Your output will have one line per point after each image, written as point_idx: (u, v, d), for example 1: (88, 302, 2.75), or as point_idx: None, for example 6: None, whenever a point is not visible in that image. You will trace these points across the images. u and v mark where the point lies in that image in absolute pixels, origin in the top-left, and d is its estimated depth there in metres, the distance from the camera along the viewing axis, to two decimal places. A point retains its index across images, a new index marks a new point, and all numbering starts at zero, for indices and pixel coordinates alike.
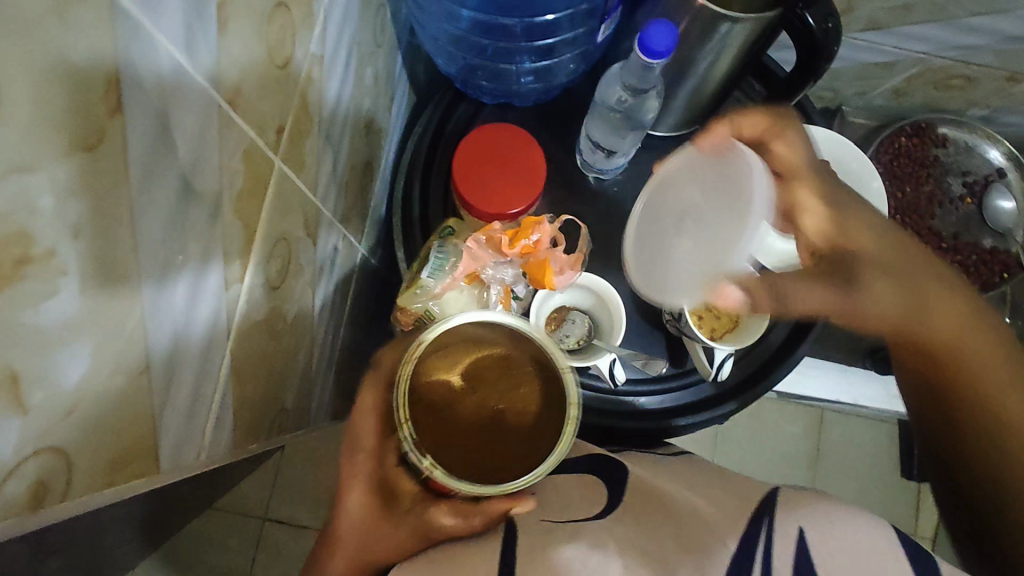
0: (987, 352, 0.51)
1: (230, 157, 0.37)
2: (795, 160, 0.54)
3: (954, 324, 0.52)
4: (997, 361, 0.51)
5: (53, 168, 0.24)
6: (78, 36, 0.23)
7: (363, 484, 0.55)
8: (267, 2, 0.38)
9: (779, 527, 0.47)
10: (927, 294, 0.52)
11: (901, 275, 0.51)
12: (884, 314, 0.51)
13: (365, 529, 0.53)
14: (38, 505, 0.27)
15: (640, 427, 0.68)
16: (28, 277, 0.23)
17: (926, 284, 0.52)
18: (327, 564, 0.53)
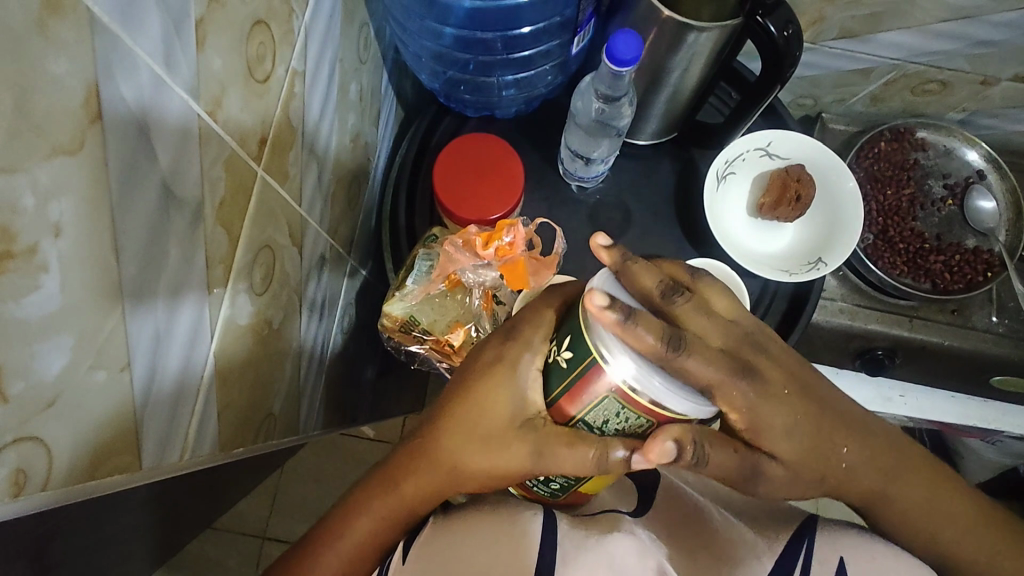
0: (882, 462, 0.51)
1: (211, 165, 0.39)
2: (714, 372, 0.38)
3: (861, 455, 0.50)
4: (890, 457, 0.52)
5: (36, 170, 0.25)
6: (60, 53, 0.26)
7: (490, 396, 0.46)
8: (245, 20, 0.40)
9: (818, 553, 0.50)
10: (848, 469, 0.50)
11: (810, 434, 0.46)
12: (817, 471, 0.48)
13: (465, 450, 0.47)
14: (19, 492, 0.28)
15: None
16: (12, 271, 0.25)
17: (832, 431, 0.48)
18: (414, 469, 0.49)
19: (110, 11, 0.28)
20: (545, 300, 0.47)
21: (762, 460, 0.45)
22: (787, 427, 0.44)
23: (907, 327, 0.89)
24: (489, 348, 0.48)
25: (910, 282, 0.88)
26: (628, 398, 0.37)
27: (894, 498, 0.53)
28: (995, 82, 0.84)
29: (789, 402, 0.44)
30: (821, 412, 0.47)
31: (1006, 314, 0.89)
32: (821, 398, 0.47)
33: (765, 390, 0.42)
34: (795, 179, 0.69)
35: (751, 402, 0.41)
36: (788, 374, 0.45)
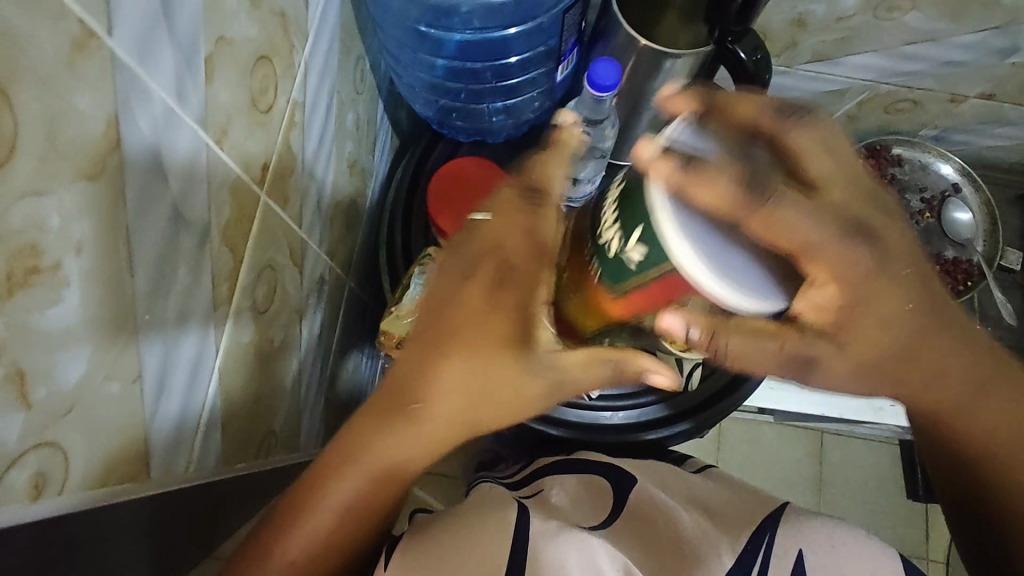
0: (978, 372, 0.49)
1: (217, 190, 0.42)
2: (807, 233, 0.35)
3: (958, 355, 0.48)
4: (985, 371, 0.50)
5: (61, 194, 0.28)
6: (85, 87, 0.28)
7: (490, 338, 0.45)
8: (249, 56, 0.43)
9: (779, 546, 0.53)
10: (934, 372, 0.48)
11: (910, 322, 0.43)
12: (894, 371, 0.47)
13: (470, 403, 0.48)
14: (38, 495, 0.30)
15: (625, 446, 0.71)
16: (36, 286, 0.27)
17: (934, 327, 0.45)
18: (411, 432, 0.48)
19: (129, 51, 0.31)
20: (541, 215, 0.44)
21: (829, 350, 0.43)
22: (883, 313, 0.41)
23: None
24: (478, 281, 0.45)
25: None
26: (681, 290, 0.33)
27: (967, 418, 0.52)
28: (963, 100, 0.88)
29: (906, 297, 0.42)
30: (938, 303, 0.44)
31: (988, 322, 0.93)
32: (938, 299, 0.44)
33: (880, 264, 0.39)
34: None
35: (872, 276, 0.39)
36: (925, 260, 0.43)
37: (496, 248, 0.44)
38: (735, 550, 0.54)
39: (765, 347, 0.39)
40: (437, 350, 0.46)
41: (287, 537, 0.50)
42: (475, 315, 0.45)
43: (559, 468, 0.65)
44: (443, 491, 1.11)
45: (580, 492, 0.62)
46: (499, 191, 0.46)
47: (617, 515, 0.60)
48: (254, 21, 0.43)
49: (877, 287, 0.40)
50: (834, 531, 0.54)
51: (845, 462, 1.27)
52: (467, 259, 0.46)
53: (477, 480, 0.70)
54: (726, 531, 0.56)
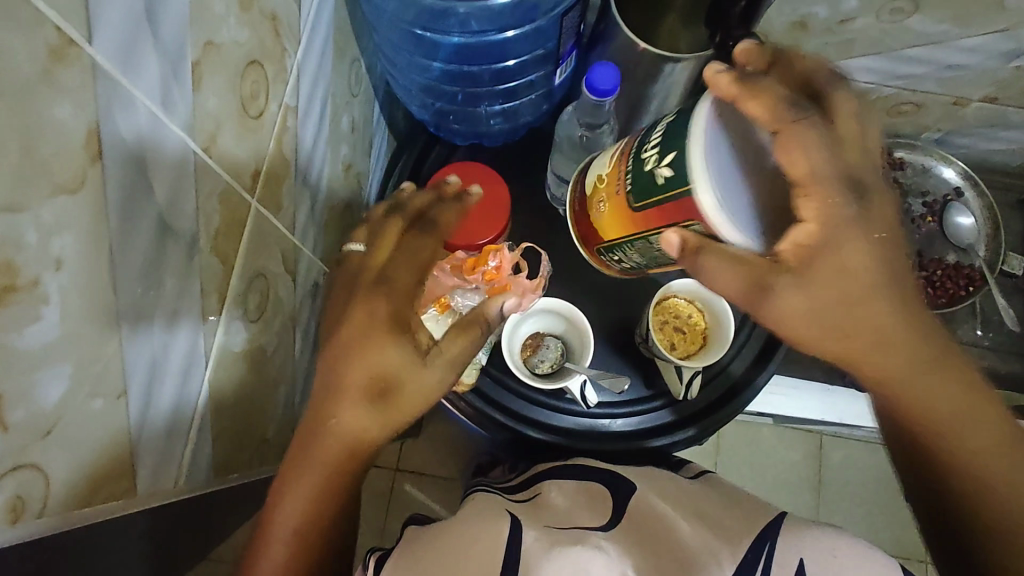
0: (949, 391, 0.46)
1: (207, 199, 0.41)
2: (805, 177, 0.40)
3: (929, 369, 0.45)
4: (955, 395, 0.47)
5: (39, 208, 0.27)
6: (65, 97, 0.27)
7: (364, 334, 0.46)
8: (239, 60, 0.42)
9: (778, 556, 0.51)
10: (901, 366, 0.45)
11: (863, 313, 0.42)
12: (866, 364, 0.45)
13: (363, 402, 0.46)
14: (16, 519, 0.29)
15: (616, 453, 0.69)
16: (13, 304, 0.26)
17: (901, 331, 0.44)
18: (317, 443, 0.47)
19: (111, 59, 0.30)
20: (416, 236, 0.51)
21: (788, 298, 0.41)
22: (846, 278, 0.41)
23: None
24: (360, 298, 0.47)
25: None
26: (691, 209, 0.43)
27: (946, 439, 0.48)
28: (967, 103, 0.87)
29: (868, 258, 0.42)
30: (899, 276, 0.43)
31: (990, 327, 0.92)
32: (898, 277, 0.43)
33: (868, 221, 0.42)
34: None
35: (851, 228, 0.41)
36: (885, 229, 0.43)
37: (382, 266, 0.49)
38: (738, 556, 0.51)
39: (733, 270, 0.41)
40: (331, 359, 0.47)
41: (255, 564, 0.49)
42: (357, 315, 0.46)
43: (559, 474, 0.64)
44: (441, 494, 1.10)
45: (580, 496, 0.60)
46: (382, 225, 0.52)
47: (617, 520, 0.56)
48: (243, 25, 0.42)
49: (857, 248, 0.41)
50: (830, 536, 0.52)
51: (844, 464, 1.27)
52: (351, 279, 0.50)
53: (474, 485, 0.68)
54: (727, 538, 0.53)
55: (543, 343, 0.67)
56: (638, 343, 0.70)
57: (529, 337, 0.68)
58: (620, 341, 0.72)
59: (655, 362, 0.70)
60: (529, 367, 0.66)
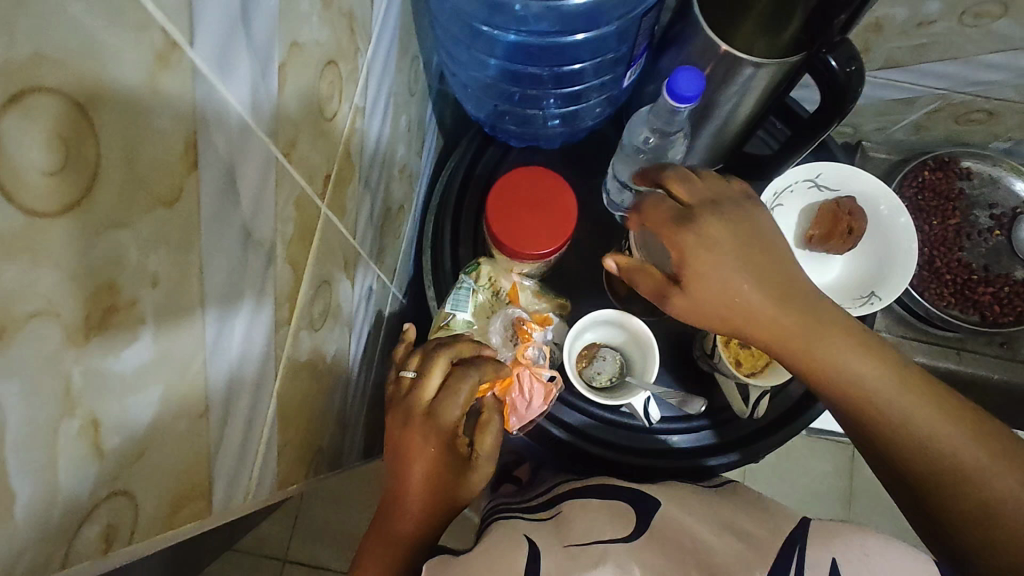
0: (891, 381, 0.49)
1: (283, 206, 0.39)
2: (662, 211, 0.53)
3: (864, 360, 0.50)
4: (896, 380, 0.50)
5: (140, 224, 0.25)
6: (165, 103, 0.25)
7: (427, 452, 0.56)
8: (319, 61, 0.40)
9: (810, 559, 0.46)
10: (814, 342, 0.50)
11: (775, 289, 0.50)
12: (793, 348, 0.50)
13: (430, 494, 0.57)
14: (109, 548, 0.27)
15: (672, 471, 0.67)
16: (115, 325, 0.25)
17: (822, 326, 0.50)
18: (394, 527, 0.56)
19: (208, 62, 0.28)
20: (458, 376, 0.56)
21: (679, 304, 0.52)
22: (705, 270, 0.50)
23: (954, 359, 0.90)
24: (414, 427, 0.57)
25: (958, 314, 0.88)
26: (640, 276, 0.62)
27: (901, 425, 0.49)
28: None
29: (729, 263, 0.50)
30: (762, 267, 0.51)
31: None
32: (763, 270, 0.50)
33: (712, 240, 0.50)
34: (847, 212, 0.68)
35: (699, 242, 0.50)
36: (729, 233, 0.51)
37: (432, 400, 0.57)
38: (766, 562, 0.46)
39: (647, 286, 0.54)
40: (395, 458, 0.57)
41: None
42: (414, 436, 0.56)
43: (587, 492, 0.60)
44: None
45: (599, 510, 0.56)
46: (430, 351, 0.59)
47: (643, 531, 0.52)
48: (324, 23, 0.40)
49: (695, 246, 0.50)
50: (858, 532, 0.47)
51: None
52: (404, 402, 0.58)
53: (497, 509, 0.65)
54: (756, 546, 0.48)
55: (599, 354, 0.66)
56: (698, 357, 0.69)
57: (586, 347, 0.66)
58: (678, 354, 0.70)
59: (715, 376, 0.68)
60: (584, 378, 0.65)
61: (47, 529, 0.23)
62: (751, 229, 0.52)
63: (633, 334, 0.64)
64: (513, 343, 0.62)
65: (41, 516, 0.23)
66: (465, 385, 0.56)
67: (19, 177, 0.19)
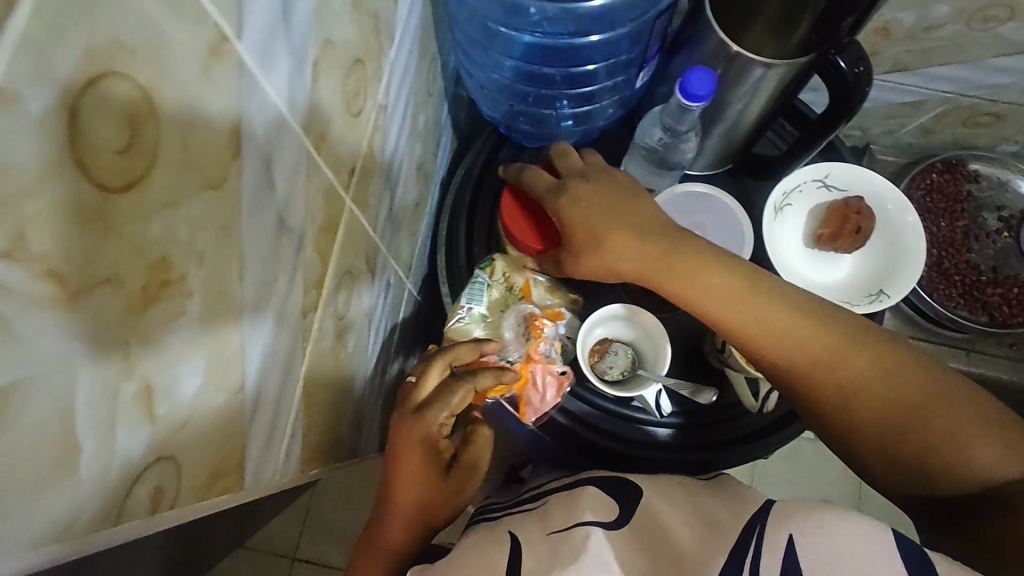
0: (759, 299, 0.53)
1: (314, 196, 0.41)
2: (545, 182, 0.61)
3: (731, 284, 0.54)
4: (764, 297, 0.53)
5: (191, 205, 0.27)
6: (216, 93, 0.27)
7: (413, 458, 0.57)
8: (347, 60, 0.42)
9: (768, 542, 0.41)
10: (683, 272, 0.55)
11: (639, 227, 0.56)
12: (668, 283, 0.55)
13: (420, 497, 0.58)
14: (155, 509, 0.29)
15: (675, 466, 0.67)
16: (166, 297, 0.27)
17: (687, 257, 0.55)
18: (387, 520, 0.59)
19: (253, 55, 0.30)
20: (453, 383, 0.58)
21: (585, 263, 0.57)
22: (584, 220, 0.56)
23: (964, 360, 0.92)
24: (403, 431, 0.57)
25: (967, 314, 0.89)
26: None
27: (780, 340, 0.53)
28: None
29: (595, 211, 0.57)
30: (625, 209, 0.57)
31: None
32: (627, 212, 0.57)
33: (583, 196, 0.58)
34: (855, 211, 0.69)
35: (572, 198, 0.57)
36: (593, 190, 0.58)
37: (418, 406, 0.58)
38: (725, 552, 0.43)
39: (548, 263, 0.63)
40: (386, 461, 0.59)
41: None
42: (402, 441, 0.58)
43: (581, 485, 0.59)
44: None
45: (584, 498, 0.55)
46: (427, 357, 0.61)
47: (627, 520, 0.51)
48: (353, 23, 0.42)
49: (572, 200, 0.57)
50: (819, 507, 0.41)
51: None
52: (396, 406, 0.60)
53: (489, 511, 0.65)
54: (721, 532, 0.47)
55: (610, 349, 0.67)
56: (708, 352, 0.70)
57: (598, 342, 0.67)
58: (688, 350, 0.72)
59: (725, 373, 0.69)
60: (596, 372, 0.66)
61: (103, 485, 0.25)
62: (617, 186, 0.59)
63: (647, 331, 0.66)
64: (526, 339, 0.64)
65: (99, 473, 0.24)
66: (459, 390, 0.58)
67: (97, 155, 0.21)
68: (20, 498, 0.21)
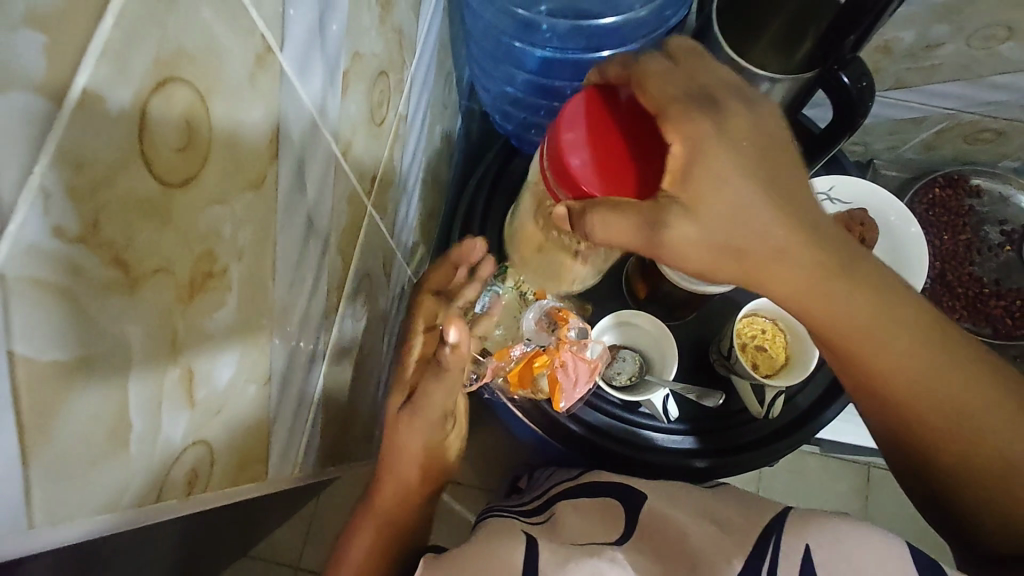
0: (903, 345, 0.45)
1: (339, 200, 0.43)
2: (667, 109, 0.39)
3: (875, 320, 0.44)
4: (908, 340, 0.45)
5: (234, 203, 0.29)
6: (260, 100, 0.29)
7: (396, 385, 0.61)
8: (373, 71, 0.44)
9: (785, 548, 0.45)
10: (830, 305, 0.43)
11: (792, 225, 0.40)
12: (816, 307, 0.42)
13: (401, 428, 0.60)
14: (190, 490, 0.31)
15: (675, 470, 0.68)
16: (210, 288, 0.28)
17: (840, 284, 0.42)
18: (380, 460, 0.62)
19: (292, 65, 0.32)
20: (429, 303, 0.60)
21: (683, 232, 0.38)
22: (731, 201, 0.38)
23: None
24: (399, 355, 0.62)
25: (971, 326, 0.91)
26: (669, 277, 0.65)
27: (913, 388, 0.46)
28: None
29: (742, 189, 0.38)
30: (777, 189, 0.40)
31: None
32: (778, 194, 0.39)
33: (733, 152, 0.38)
34: (860, 222, 0.69)
35: (711, 151, 0.38)
36: (755, 129, 0.39)
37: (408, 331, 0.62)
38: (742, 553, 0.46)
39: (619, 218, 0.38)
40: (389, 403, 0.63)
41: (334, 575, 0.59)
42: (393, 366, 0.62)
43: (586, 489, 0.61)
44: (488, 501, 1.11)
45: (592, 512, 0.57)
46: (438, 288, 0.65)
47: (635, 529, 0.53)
48: (380, 37, 0.44)
49: (713, 158, 0.38)
50: (833, 518, 0.45)
51: (893, 495, 1.23)
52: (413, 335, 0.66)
53: (494, 509, 0.66)
54: (733, 533, 0.49)
55: (619, 356, 0.69)
56: (714, 360, 0.71)
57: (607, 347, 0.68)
58: (695, 357, 0.73)
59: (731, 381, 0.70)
60: (606, 376, 0.67)
61: (148, 464, 0.27)
62: (770, 136, 0.40)
63: (655, 338, 0.68)
64: (550, 329, 0.64)
65: (145, 453, 0.26)
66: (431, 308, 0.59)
67: (158, 152, 0.23)
68: (77, 467, 0.22)
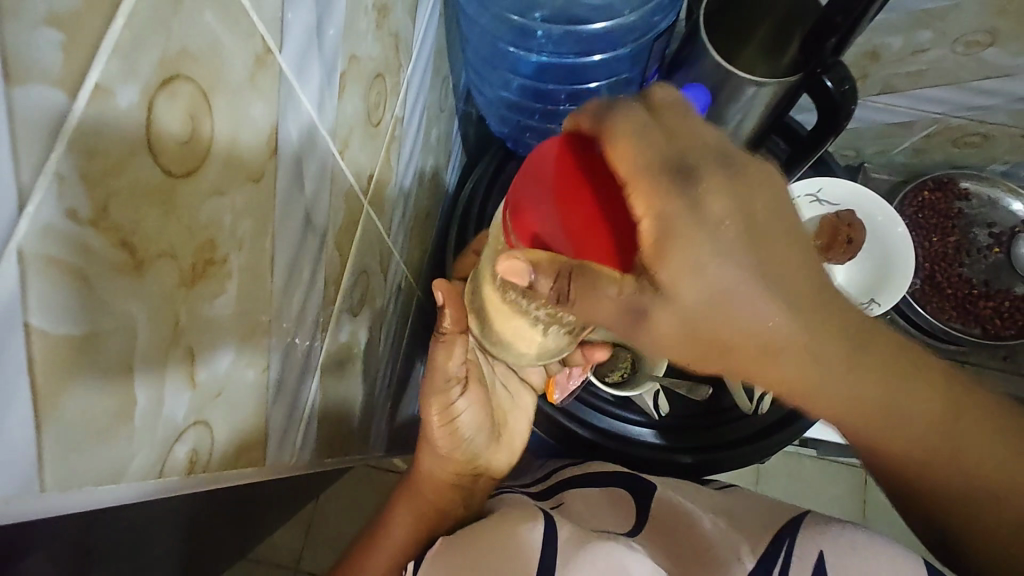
0: (897, 410, 0.43)
1: (336, 198, 0.45)
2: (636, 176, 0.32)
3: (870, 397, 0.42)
4: (902, 406, 0.43)
5: (234, 195, 0.31)
6: (259, 99, 0.31)
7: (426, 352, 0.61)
8: (370, 74, 0.46)
9: (798, 551, 0.52)
10: (823, 391, 0.41)
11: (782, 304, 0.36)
12: (807, 394, 0.40)
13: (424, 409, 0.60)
14: (191, 470, 0.32)
15: (662, 465, 0.69)
16: (210, 276, 0.30)
17: (833, 369, 0.40)
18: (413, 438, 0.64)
19: (292, 66, 0.34)
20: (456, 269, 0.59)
21: (662, 321, 0.36)
22: (714, 288, 0.34)
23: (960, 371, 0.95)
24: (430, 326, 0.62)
25: (959, 326, 0.93)
26: None
27: (906, 446, 0.45)
28: None
29: (727, 271, 0.34)
30: (767, 266, 0.35)
31: None
32: (767, 270, 0.35)
33: (712, 232, 0.33)
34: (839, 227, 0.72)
35: (688, 233, 0.33)
36: (732, 198, 0.33)
37: None
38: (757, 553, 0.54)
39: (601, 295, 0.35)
40: None
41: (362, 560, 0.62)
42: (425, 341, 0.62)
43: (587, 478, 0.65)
44: None
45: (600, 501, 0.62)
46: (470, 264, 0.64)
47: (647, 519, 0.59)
48: (376, 42, 0.46)
49: (689, 239, 0.33)
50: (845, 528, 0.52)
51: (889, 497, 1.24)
52: None
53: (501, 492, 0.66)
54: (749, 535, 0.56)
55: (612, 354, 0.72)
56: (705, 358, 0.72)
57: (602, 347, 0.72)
58: None
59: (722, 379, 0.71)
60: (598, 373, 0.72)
61: (152, 440, 0.28)
62: (762, 192, 0.35)
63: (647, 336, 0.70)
64: None
65: (149, 430, 0.28)
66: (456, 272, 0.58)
67: (162, 143, 0.24)
68: (86, 437, 0.24)
